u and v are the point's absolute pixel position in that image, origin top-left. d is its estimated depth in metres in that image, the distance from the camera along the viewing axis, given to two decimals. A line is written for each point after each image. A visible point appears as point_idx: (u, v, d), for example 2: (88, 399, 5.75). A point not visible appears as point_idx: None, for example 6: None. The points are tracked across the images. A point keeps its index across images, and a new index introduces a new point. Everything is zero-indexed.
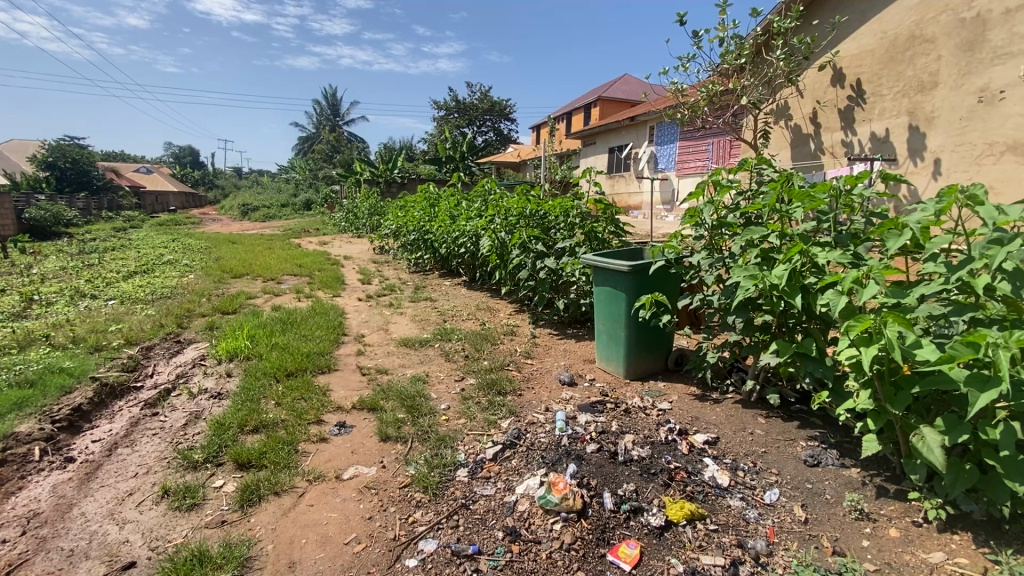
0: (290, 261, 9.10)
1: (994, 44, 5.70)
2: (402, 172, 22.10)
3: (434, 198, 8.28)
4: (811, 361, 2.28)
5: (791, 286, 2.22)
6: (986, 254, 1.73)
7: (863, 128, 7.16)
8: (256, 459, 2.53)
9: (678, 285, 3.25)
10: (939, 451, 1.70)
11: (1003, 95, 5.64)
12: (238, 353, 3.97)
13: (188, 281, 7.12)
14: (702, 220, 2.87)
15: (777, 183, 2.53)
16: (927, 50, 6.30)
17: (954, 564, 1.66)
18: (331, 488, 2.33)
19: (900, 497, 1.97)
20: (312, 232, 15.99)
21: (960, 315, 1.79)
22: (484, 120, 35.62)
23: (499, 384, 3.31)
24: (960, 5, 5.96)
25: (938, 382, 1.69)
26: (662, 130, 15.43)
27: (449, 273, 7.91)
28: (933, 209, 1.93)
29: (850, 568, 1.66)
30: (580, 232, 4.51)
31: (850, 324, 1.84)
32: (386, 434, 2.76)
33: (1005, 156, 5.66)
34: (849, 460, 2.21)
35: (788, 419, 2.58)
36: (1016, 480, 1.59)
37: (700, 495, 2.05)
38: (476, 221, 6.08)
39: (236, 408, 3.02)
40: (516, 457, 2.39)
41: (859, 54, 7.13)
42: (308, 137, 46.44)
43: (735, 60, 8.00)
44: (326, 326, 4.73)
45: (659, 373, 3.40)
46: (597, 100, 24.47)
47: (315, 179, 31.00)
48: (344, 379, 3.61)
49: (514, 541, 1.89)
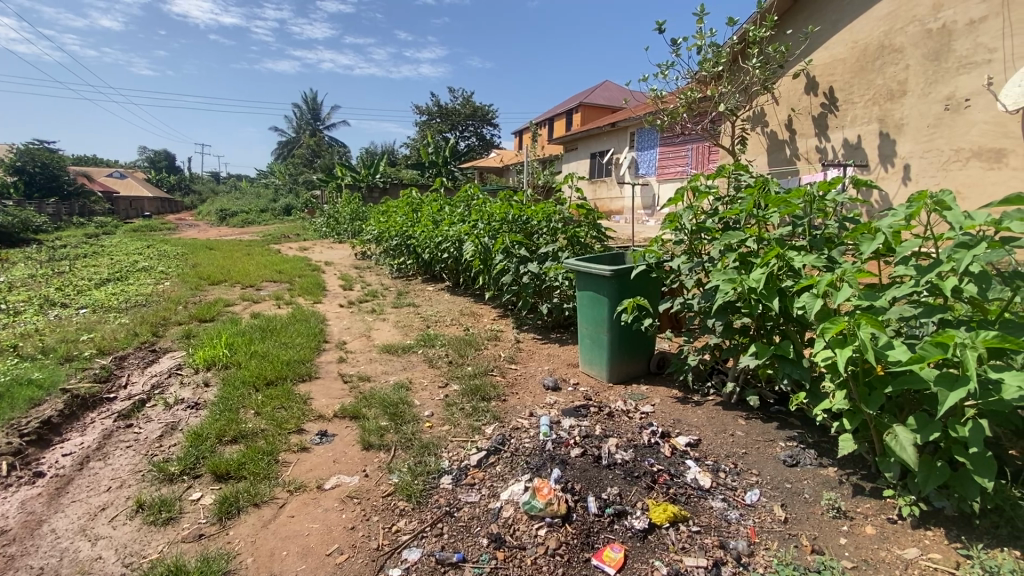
0: (269, 267, 8.95)
1: (959, 54, 5.93)
2: (383, 177, 21.97)
3: (416, 204, 8.25)
4: (788, 363, 2.32)
5: (767, 289, 2.27)
6: (953, 257, 1.79)
7: (836, 135, 7.35)
8: (235, 470, 2.48)
9: (659, 290, 3.29)
10: (912, 450, 1.74)
11: (968, 104, 5.87)
12: (215, 361, 3.89)
13: (164, 289, 6.94)
14: (681, 225, 2.91)
15: (753, 189, 2.58)
16: (896, 59, 6.52)
17: (928, 560, 1.71)
18: (313, 498, 2.29)
19: (875, 495, 2.01)
20: (292, 237, 15.76)
21: (930, 316, 1.84)
22: (466, 126, 35.70)
23: (483, 390, 3.30)
24: (927, 16, 6.18)
25: (910, 382, 1.74)
26: (642, 136, 15.67)
27: (432, 278, 7.88)
28: (903, 214, 2.00)
29: (828, 567, 1.69)
30: (563, 236, 4.51)
31: (825, 326, 1.88)
32: (368, 442, 2.73)
33: (971, 162, 5.88)
34: (826, 460, 2.25)
35: (767, 421, 2.61)
36: (983, 475, 1.64)
37: (682, 497, 2.07)
38: (458, 226, 6.07)
39: (214, 418, 2.96)
40: (500, 464, 2.38)
41: (831, 63, 7.34)
42: (287, 141, 45.87)
43: (712, 68, 8.15)
44: (306, 333, 4.66)
45: (642, 377, 3.43)
46: (579, 106, 24.74)
47: (295, 184, 30.61)
48: (325, 387, 3.55)
49: (499, 547, 1.88)
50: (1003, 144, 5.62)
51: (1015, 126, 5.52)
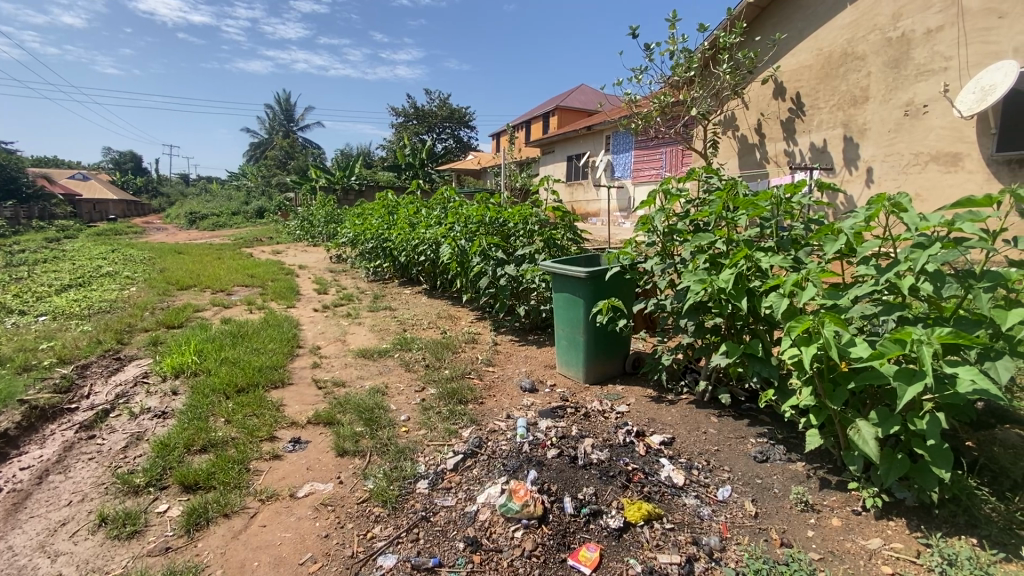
0: (241, 271, 8.77)
1: (917, 61, 6.20)
2: (359, 179, 21.73)
3: (392, 206, 8.18)
4: (758, 362, 2.38)
5: (736, 289, 2.32)
6: (909, 257, 1.86)
7: (803, 139, 7.57)
8: (203, 480, 2.41)
9: (633, 291, 3.34)
10: (873, 443, 1.81)
11: (926, 110, 6.15)
12: (184, 369, 3.78)
13: (130, 295, 6.71)
14: (654, 227, 2.96)
15: (722, 192, 2.64)
16: (858, 67, 6.78)
17: (890, 550, 1.77)
18: (285, 507, 2.25)
19: (841, 488, 2.08)
20: (265, 241, 15.43)
21: (889, 314, 1.91)
22: (443, 128, 35.59)
23: (460, 393, 3.29)
24: (887, 25, 6.44)
25: (871, 377, 1.80)
26: (617, 139, 15.86)
27: (409, 282, 7.83)
28: (863, 216, 2.07)
29: (795, 558, 1.74)
30: (539, 239, 4.53)
31: (792, 325, 1.94)
32: (342, 448, 2.69)
33: (929, 166, 6.14)
34: (794, 455, 2.31)
35: (739, 418, 2.67)
36: (941, 466, 1.71)
37: (656, 496, 2.09)
38: (435, 229, 6.05)
39: (182, 427, 2.87)
40: (477, 466, 2.38)
41: (797, 69, 7.56)
42: (259, 142, 44.84)
43: (685, 73, 8.33)
44: (279, 339, 4.57)
45: (618, 377, 3.47)
46: (555, 109, 24.89)
47: (269, 186, 30.03)
48: (299, 393, 3.49)
49: (475, 551, 1.87)
50: (959, 148, 5.89)
51: (969, 131, 5.81)
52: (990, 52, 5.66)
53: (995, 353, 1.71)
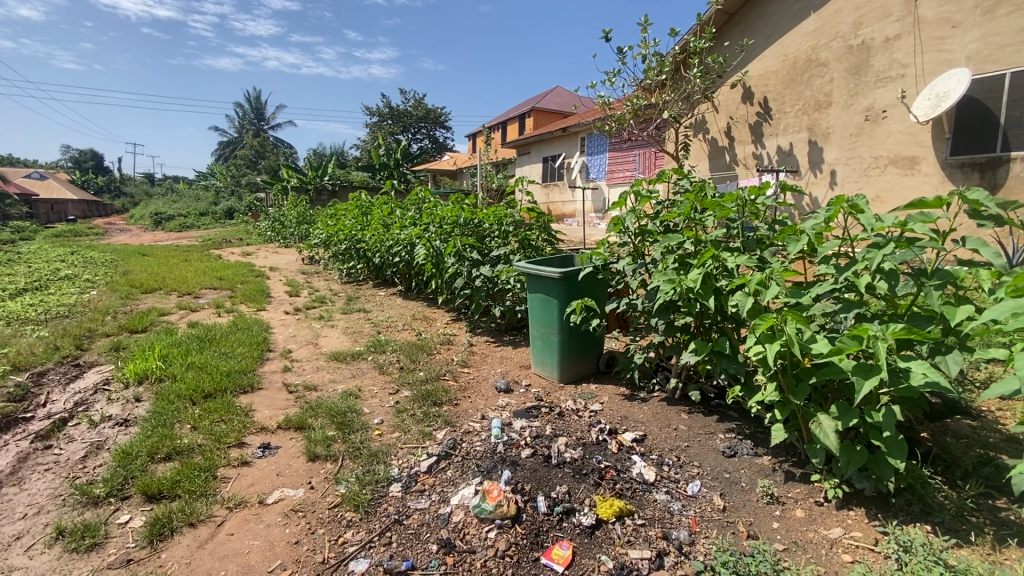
0: (208, 273, 8.52)
1: (877, 69, 6.47)
2: (332, 179, 21.38)
3: (366, 207, 8.08)
4: (725, 359, 2.44)
5: (704, 288, 2.38)
6: (866, 257, 1.93)
7: (771, 142, 7.79)
8: (168, 489, 2.33)
9: (605, 291, 3.38)
10: (833, 436, 1.89)
11: (885, 115, 6.42)
12: (147, 375, 3.65)
13: (89, 299, 6.45)
14: (625, 228, 3.00)
15: (691, 194, 2.70)
16: (821, 73, 7.02)
17: (850, 538, 1.84)
18: (254, 514, 2.20)
19: (804, 480, 2.15)
20: (234, 242, 15.04)
21: (848, 312, 1.99)
22: (418, 128, 35.36)
23: (435, 395, 3.27)
24: (848, 33, 6.71)
25: (831, 372, 1.87)
26: (592, 141, 16.02)
27: (383, 283, 7.74)
28: (823, 217, 2.14)
29: (761, 549, 1.79)
30: (514, 240, 4.55)
31: (756, 323, 2.00)
32: (313, 453, 2.64)
33: (888, 169, 6.40)
34: (761, 449, 2.38)
35: (708, 414, 2.74)
36: (896, 457, 1.79)
37: (628, 492, 2.13)
38: (409, 230, 6.00)
39: (145, 435, 2.78)
40: (451, 468, 2.37)
41: (764, 74, 7.77)
42: (228, 142, 43.65)
43: (656, 76, 8.47)
44: (248, 343, 4.46)
45: (592, 377, 3.51)
46: (531, 111, 24.98)
47: (238, 186, 29.27)
48: (269, 398, 3.42)
49: (448, 553, 1.87)
50: (915, 152, 6.17)
51: (925, 136, 6.09)
52: (944, 60, 5.93)
53: (946, 347, 1.79)
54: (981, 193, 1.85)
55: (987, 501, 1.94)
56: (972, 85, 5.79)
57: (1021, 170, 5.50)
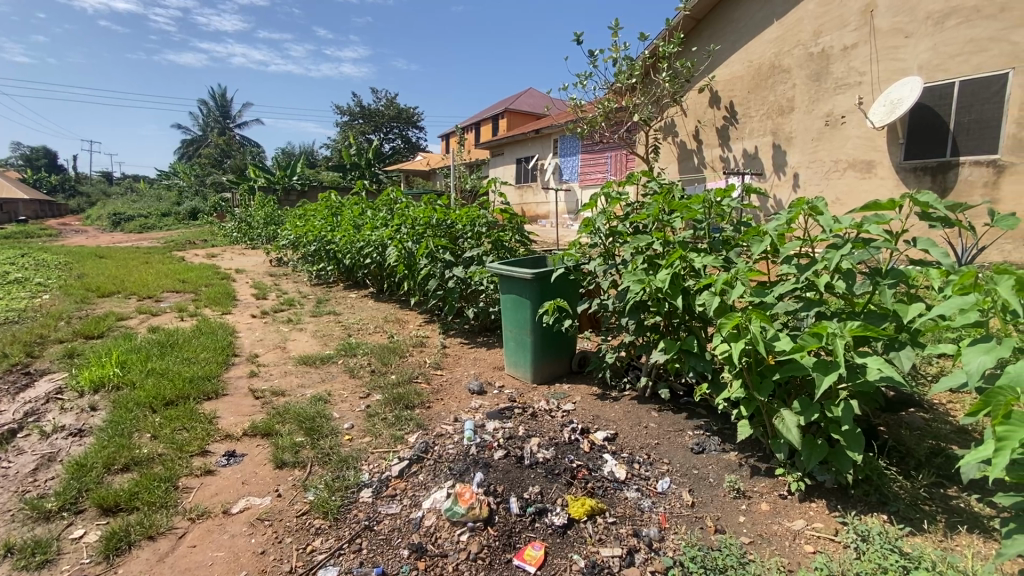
0: (171, 276, 8.22)
1: (836, 76, 6.73)
2: (301, 179, 20.93)
3: (336, 207, 7.94)
4: (693, 357, 2.48)
5: (672, 288, 2.42)
6: (825, 257, 2.01)
7: (737, 145, 8.00)
8: (125, 501, 2.23)
9: (578, 292, 3.41)
10: (796, 431, 1.95)
11: (844, 120, 6.68)
12: (104, 383, 3.49)
13: (41, 303, 6.13)
14: (596, 229, 3.03)
15: (659, 196, 2.75)
16: (784, 79, 7.26)
17: (812, 530, 1.90)
18: (217, 525, 2.13)
19: (769, 474, 2.21)
20: (199, 244, 14.55)
21: (809, 310, 2.07)
22: (390, 129, 35.01)
23: (407, 398, 3.23)
24: (808, 41, 6.96)
25: (793, 369, 1.93)
26: (565, 143, 16.16)
27: (355, 285, 7.61)
28: (784, 218, 2.20)
29: (727, 543, 1.83)
30: (487, 240, 4.55)
31: (723, 321, 2.05)
32: (281, 460, 2.58)
33: (847, 172, 6.67)
34: (728, 445, 2.43)
35: (677, 412, 2.79)
36: (854, 450, 1.86)
37: (600, 491, 2.15)
38: (381, 231, 5.92)
39: (101, 445, 2.66)
40: (423, 472, 2.34)
41: (730, 79, 7.98)
42: (192, 140, 42.27)
43: (627, 79, 8.59)
44: (212, 348, 4.32)
45: (565, 377, 3.53)
46: (504, 112, 25.04)
47: (203, 186, 28.36)
48: (234, 404, 3.32)
49: (420, 557, 1.85)
50: (872, 156, 6.45)
51: (881, 141, 6.37)
52: (897, 69, 6.21)
53: (899, 343, 1.88)
54: (931, 196, 1.93)
55: (939, 489, 2.04)
56: (924, 93, 6.08)
57: (969, 174, 5.81)
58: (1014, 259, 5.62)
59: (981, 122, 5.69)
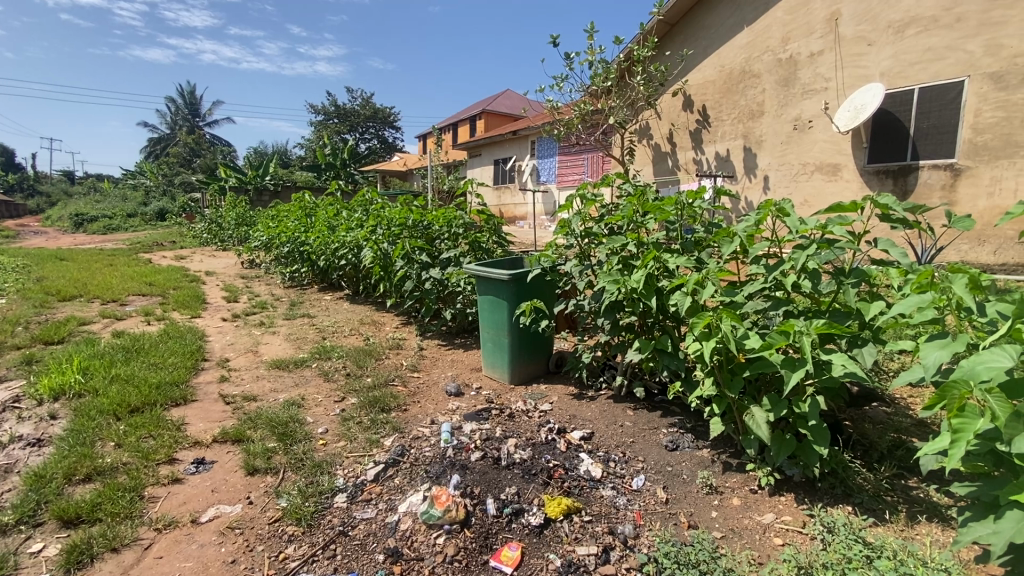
0: (136, 279, 7.95)
1: (803, 81, 6.94)
2: (274, 179, 20.49)
3: (310, 208, 7.80)
4: (667, 356, 2.52)
5: (646, 288, 2.46)
6: (792, 257, 2.07)
7: (709, 148, 8.16)
8: (87, 513, 2.15)
9: (554, 292, 3.43)
10: (765, 426, 2.00)
11: (812, 125, 6.89)
12: (64, 391, 3.36)
13: None
14: (572, 230, 3.06)
15: (632, 197, 2.79)
16: (755, 83, 7.45)
17: (781, 522, 1.95)
18: (186, 534, 2.07)
19: (741, 470, 2.26)
20: (167, 245, 14.13)
21: (777, 309, 2.13)
22: (366, 128, 34.64)
23: (382, 401, 3.20)
24: (777, 47, 7.16)
25: (762, 366, 1.98)
26: (542, 145, 16.23)
27: (330, 287, 7.50)
28: (753, 220, 2.26)
29: (700, 538, 1.87)
30: (464, 242, 4.54)
31: (694, 321, 2.09)
32: (252, 466, 2.52)
33: (815, 175, 6.88)
34: (701, 442, 2.48)
35: (652, 410, 2.83)
36: (820, 444, 1.92)
37: (576, 490, 2.16)
38: (356, 232, 5.84)
39: (61, 455, 2.55)
40: (399, 475, 2.32)
41: (703, 83, 8.15)
42: (160, 138, 41.03)
43: (602, 82, 8.68)
44: (181, 352, 4.19)
45: (542, 377, 3.54)
46: (481, 113, 25.03)
47: (171, 185, 27.52)
48: (204, 410, 3.23)
49: (395, 562, 1.83)
50: (838, 160, 6.68)
51: (846, 145, 6.59)
52: (861, 76, 6.43)
53: (862, 340, 1.95)
54: (890, 198, 2.01)
55: (900, 481, 2.12)
56: (886, 99, 6.30)
57: (928, 177, 6.04)
58: (969, 259, 5.88)
59: (939, 128, 5.93)
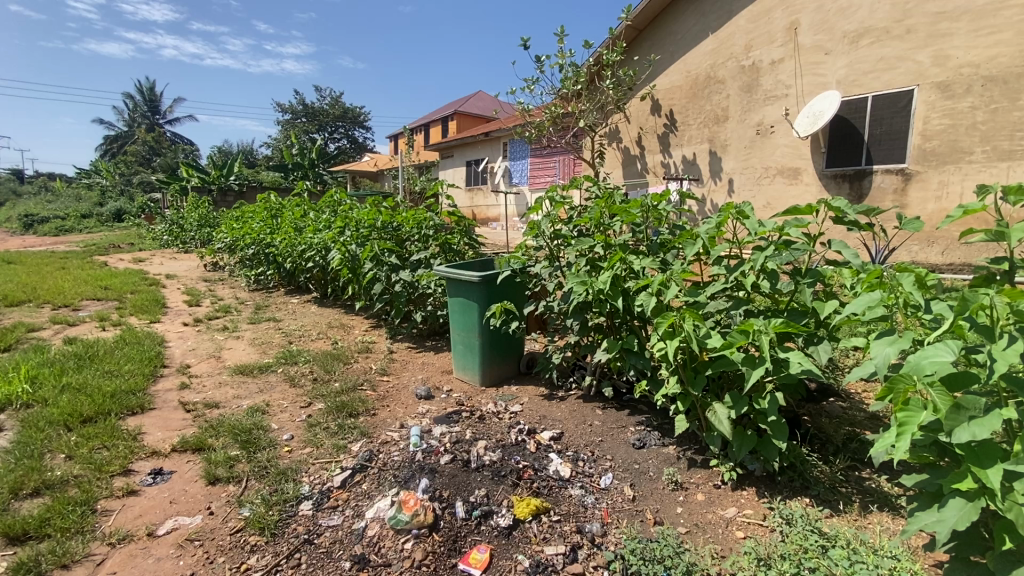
0: (90, 283, 7.59)
1: (765, 88, 7.18)
2: (239, 179, 19.90)
3: (276, 210, 7.61)
4: (633, 355, 2.57)
5: (613, 289, 2.50)
6: (751, 258, 2.14)
7: (677, 151, 8.34)
8: (35, 529, 2.04)
9: (524, 294, 3.44)
10: (727, 423, 2.06)
11: (773, 130, 7.14)
12: (10, 401, 3.18)
13: None
14: (541, 232, 3.08)
15: (599, 200, 2.82)
16: (719, 89, 7.66)
17: (743, 516, 2.01)
18: (142, 548, 1.99)
19: (705, 466, 2.32)
20: (124, 248, 13.55)
21: (738, 309, 2.19)
22: (335, 128, 34.05)
23: (351, 406, 3.15)
24: (741, 54, 7.38)
25: (724, 364, 2.03)
26: (514, 146, 16.27)
27: (297, 290, 7.32)
28: (714, 223, 2.32)
29: (665, 534, 1.91)
30: (434, 243, 4.51)
31: (659, 321, 2.13)
32: (213, 476, 2.44)
33: (777, 178, 7.13)
34: (667, 439, 2.53)
35: (620, 409, 2.88)
36: (779, 438, 1.99)
37: (545, 490, 2.17)
38: (324, 234, 5.73)
39: (5, 469, 2.42)
40: (367, 481, 2.29)
41: (670, 88, 8.33)
42: (117, 137, 39.37)
43: (572, 85, 8.77)
44: (138, 359, 4.03)
45: (512, 378, 3.56)
46: (453, 114, 24.92)
47: (128, 185, 26.40)
48: (163, 419, 3.12)
49: (362, 568, 1.81)
50: (798, 164, 6.94)
51: (805, 150, 6.85)
52: (818, 83, 6.69)
53: (817, 338, 2.03)
54: (843, 201, 2.09)
55: (854, 472, 2.22)
56: (843, 106, 6.58)
57: (881, 181, 6.33)
58: (919, 259, 6.19)
59: (891, 134, 6.22)
